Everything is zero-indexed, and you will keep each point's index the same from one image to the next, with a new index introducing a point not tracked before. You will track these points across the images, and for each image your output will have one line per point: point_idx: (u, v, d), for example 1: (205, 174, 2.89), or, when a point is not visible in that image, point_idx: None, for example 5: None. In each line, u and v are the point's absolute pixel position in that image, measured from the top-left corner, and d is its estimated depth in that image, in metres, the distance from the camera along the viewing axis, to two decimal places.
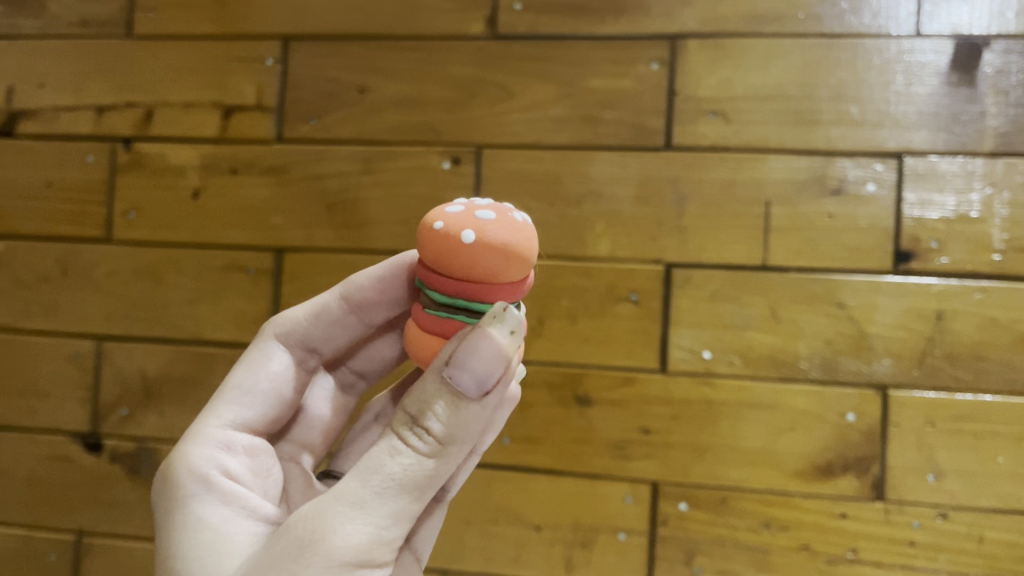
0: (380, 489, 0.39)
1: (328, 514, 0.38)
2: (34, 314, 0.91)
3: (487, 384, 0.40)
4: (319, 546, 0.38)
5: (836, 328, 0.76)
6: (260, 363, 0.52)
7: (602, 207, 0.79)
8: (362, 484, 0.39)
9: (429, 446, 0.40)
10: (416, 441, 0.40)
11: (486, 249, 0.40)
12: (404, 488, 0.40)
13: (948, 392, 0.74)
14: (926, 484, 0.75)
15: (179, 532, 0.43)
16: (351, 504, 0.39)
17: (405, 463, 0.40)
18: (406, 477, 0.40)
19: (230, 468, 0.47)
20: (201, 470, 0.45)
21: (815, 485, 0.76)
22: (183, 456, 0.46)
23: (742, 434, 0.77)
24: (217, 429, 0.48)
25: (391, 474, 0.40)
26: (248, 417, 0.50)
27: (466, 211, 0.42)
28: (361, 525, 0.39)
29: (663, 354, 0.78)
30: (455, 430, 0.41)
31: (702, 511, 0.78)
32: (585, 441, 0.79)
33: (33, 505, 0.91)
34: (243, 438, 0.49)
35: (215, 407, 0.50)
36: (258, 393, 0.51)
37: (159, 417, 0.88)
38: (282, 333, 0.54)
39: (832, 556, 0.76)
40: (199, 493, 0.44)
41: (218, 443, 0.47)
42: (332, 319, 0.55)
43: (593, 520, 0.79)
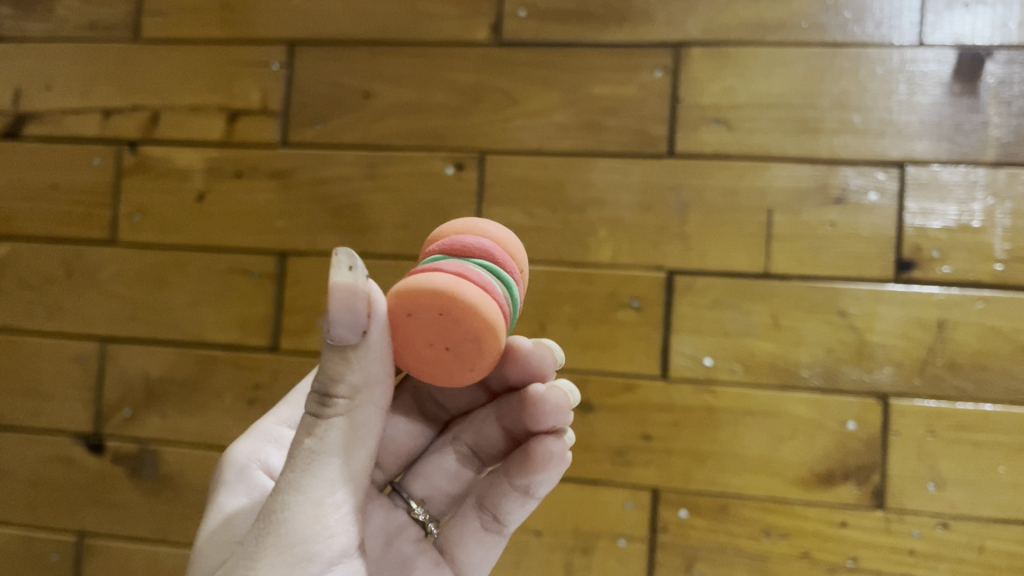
0: (305, 467, 0.42)
1: (270, 508, 0.42)
2: (40, 315, 0.91)
3: (359, 327, 0.41)
4: (270, 538, 0.42)
5: (837, 336, 0.76)
6: None
7: (605, 214, 0.80)
8: (292, 470, 0.43)
9: (335, 406, 0.43)
10: (322, 407, 0.43)
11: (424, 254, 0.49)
12: (329, 453, 0.43)
13: (949, 401, 0.74)
14: (927, 492, 0.74)
15: (206, 516, 0.50)
16: (288, 491, 0.42)
17: (323, 434, 0.43)
18: (324, 445, 0.43)
19: (271, 463, 0.52)
20: (237, 463, 0.52)
21: (816, 493, 0.76)
22: (231, 451, 0.53)
23: (743, 441, 0.77)
24: (272, 425, 0.55)
25: (310, 451, 0.42)
26: None
27: None
28: (305, 505, 0.42)
29: (664, 361, 0.78)
30: (351, 379, 0.42)
31: (702, 518, 0.78)
32: (586, 446, 0.79)
33: (36, 505, 0.91)
34: (295, 436, 0.55)
35: (280, 407, 0.56)
36: None
37: (162, 418, 0.88)
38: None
39: (833, 564, 0.76)
40: (230, 481, 0.51)
41: (270, 439, 0.54)
42: None
43: (594, 526, 0.79)
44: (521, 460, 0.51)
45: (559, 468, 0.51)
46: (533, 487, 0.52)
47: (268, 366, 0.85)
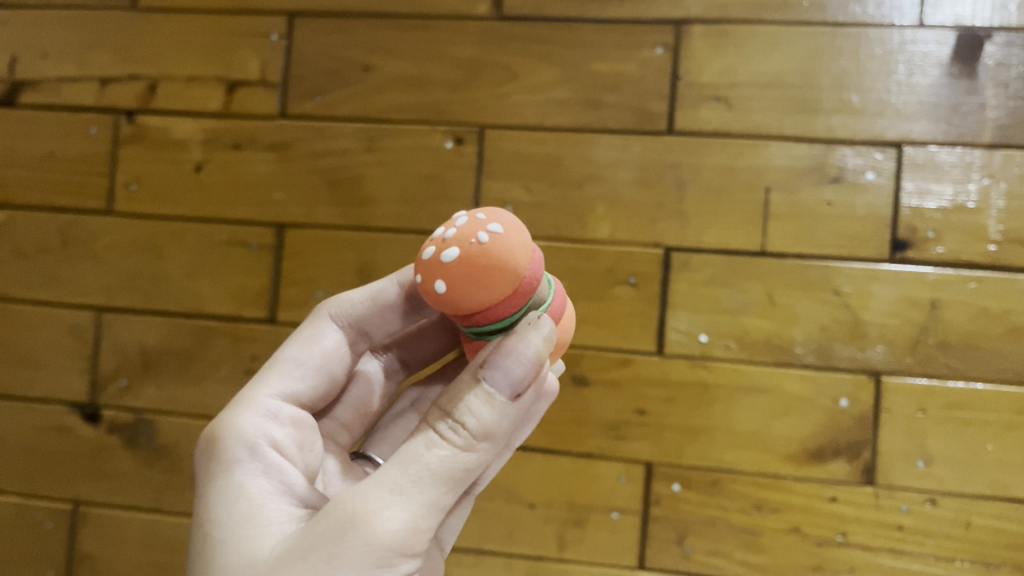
0: (417, 478, 0.41)
1: (367, 498, 0.41)
2: (35, 284, 0.91)
3: (519, 384, 0.43)
4: (360, 529, 0.40)
5: (831, 314, 0.77)
6: (314, 339, 0.56)
7: (603, 190, 0.80)
8: (402, 473, 0.41)
9: (462, 438, 0.43)
10: (448, 433, 0.43)
11: (462, 293, 0.43)
12: (439, 479, 0.42)
13: (940, 379, 0.75)
14: (916, 469, 0.75)
15: (218, 496, 0.45)
16: (389, 490, 0.41)
17: (442, 455, 0.42)
18: (440, 469, 0.42)
19: (275, 439, 0.50)
20: (246, 438, 0.48)
21: (807, 468, 0.77)
22: (234, 423, 0.49)
23: (736, 416, 0.78)
24: (266, 398, 0.52)
25: (427, 465, 0.42)
26: (296, 388, 0.54)
27: (455, 238, 0.44)
28: (401, 512, 0.41)
29: (660, 337, 0.79)
30: (489, 422, 0.43)
31: (695, 492, 0.79)
32: (581, 420, 0.80)
33: (30, 474, 0.92)
34: (288, 409, 0.53)
35: (267, 377, 0.53)
36: (309, 367, 0.55)
37: (158, 388, 0.88)
38: (337, 311, 0.57)
39: (822, 539, 0.77)
40: (243, 460, 0.47)
41: (263, 412, 0.51)
42: (388, 303, 0.58)
43: (587, 499, 0.80)
44: None
45: (546, 405, 0.57)
46: None
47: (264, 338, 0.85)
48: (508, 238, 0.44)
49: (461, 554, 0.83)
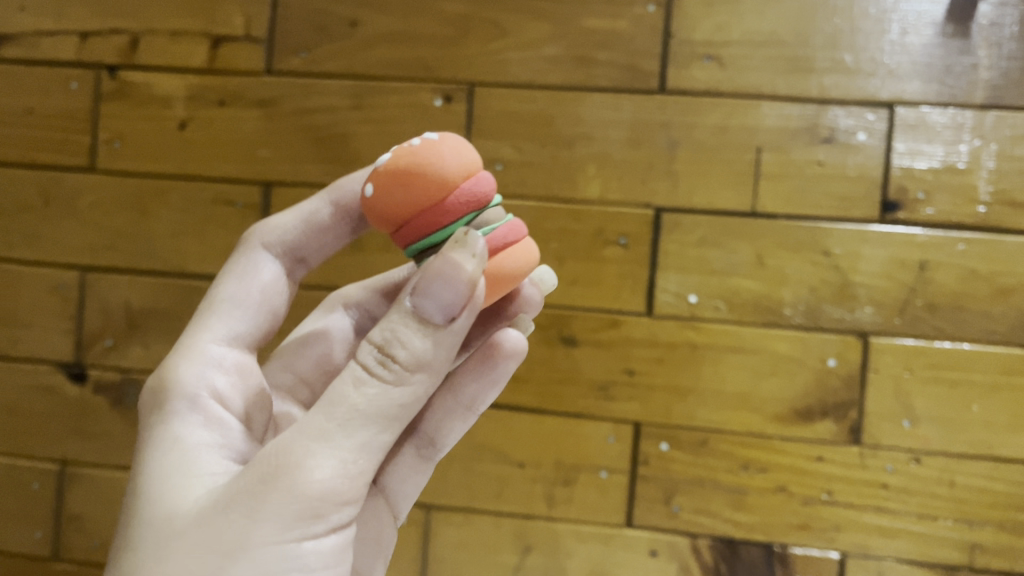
0: (344, 420, 0.41)
1: (290, 446, 0.40)
2: (18, 242, 0.90)
3: (452, 310, 0.42)
4: (281, 480, 0.39)
5: (820, 275, 0.77)
6: (252, 273, 0.56)
7: (593, 150, 0.79)
8: (327, 417, 0.41)
9: (393, 373, 0.42)
10: (378, 369, 0.42)
11: (385, 193, 0.44)
12: (371, 419, 0.41)
13: (927, 340, 0.75)
14: (901, 429, 0.76)
15: (154, 447, 0.46)
16: (314, 437, 0.40)
17: (371, 393, 0.41)
18: (371, 409, 0.41)
19: (218, 388, 0.49)
20: (186, 390, 0.48)
21: (794, 428, 0.77)
22: (174, 372, 0.49)
23: (724, 376, 0.78)
24: (209, 344, 0.51)
25: (355, 406, 0.41)
26: (239, 328, 0.53)
27: (404, 150, 0.46)
28: (327, 459, 0.40)
29: (649, 298, 0.79)
30: (420, 353, 0.42)
31: (682, 452, 0.79)
32: (570, 380, 0.80)
33: (15, 434, 0.91)
34: (231, 355, 0.52)
35: (207, 320, 0.53)
36: (250, 305, 0.55)
37: (144, 347, 0.88)
38: (271, 241, 0.58)
39: (808, 498, 0.77)
40: (183, 411, 0.47)
41: (207, 360, 0.50)
42: (322, 226, 0.59)
43: (575, 458, 0.81)
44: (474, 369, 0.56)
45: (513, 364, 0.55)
46: (477, 399, 0.56)
47: None
48: (440, 143, 0.45)
49: (450, 514, 0.83)
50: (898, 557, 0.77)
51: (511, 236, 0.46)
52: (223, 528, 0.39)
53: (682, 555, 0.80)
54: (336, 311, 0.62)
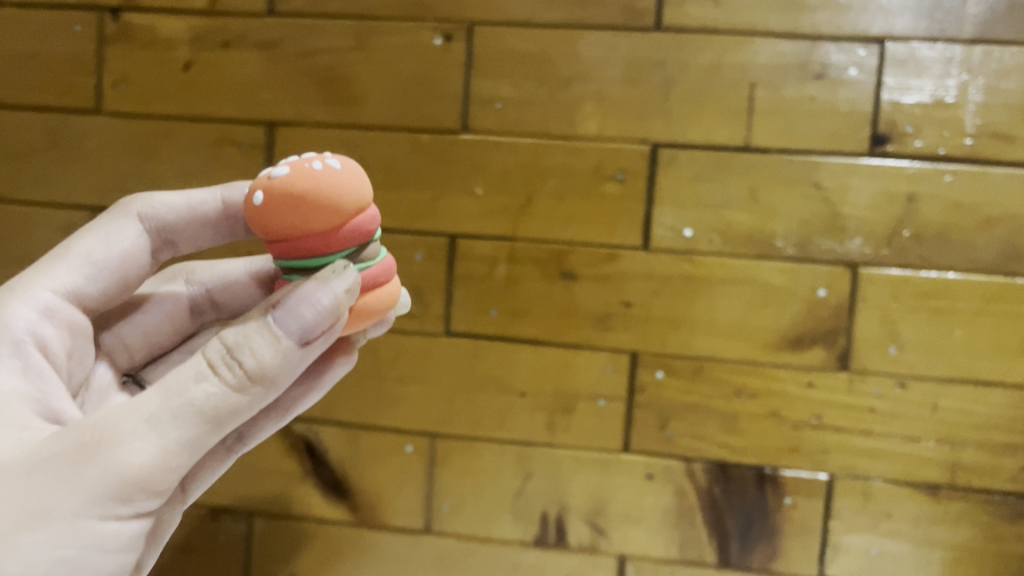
0: (177, 411, 0.44)
1: (117, 425, 0.43)
2: (27, 184, 0.92)
3: (307, 332, 0.46)
4: (100, 455, 0.43)
5: (811, 208, 0.79)
6: (113, 237, 0.58)
7: (590, 88, 0.81)
8: (163, 404, 0.44)
9: (236, 379, 0.45)
10: (223, 370, 0.45)
11: (275, 207, 0.46)
12: (200, 418, 0.44)
13: (914, 270, 0.78)
14: (888, 355, 0.79)
15: None
16: (143, 423, 0.44)
17: (209, 391, 0.45)
18: (201, 408, 0.44)
19: (43, 339, 0.53)
20: (14, 335, 0.52)
21: (785, 355, 0.80)
22: (3, 314, 0.52)
23: (717, 306, 0.81)
24: (47, 294, 0.54)
25: (191, 400, 0.44)
26: (83, 290, 0.56)
27: (296, 164, 0.48)
28: (150, 445, 0.44)
29: (646, 232, 0.81)
30: (267, 368, 0.45)
31: (677, 379, 0.82)
32: (569, 313, 0.83)
33: None
34: (69, 312, 0.56)
35: (56, 269, 0.56)
36: (100, 267, 0.57)
37: None
38: (147, 214, 0.60)
39: (798, 422, 0.81)
40: (4, 356, 0.51)
41: (42, 309, 0.54)
42: (205, 220, 0.62)
43: (575, 387, 0.84)
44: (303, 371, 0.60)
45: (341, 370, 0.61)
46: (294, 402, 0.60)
47: None
48: (339, 174, 0.48)
49: (453, 442, 0.86)
50: (884, 477, 0.80)
51: (382, 276, 0.50)
52: (29, 487, 0.42)
53: (677, 479, 0.83)
54: (179, 283, 0.65)
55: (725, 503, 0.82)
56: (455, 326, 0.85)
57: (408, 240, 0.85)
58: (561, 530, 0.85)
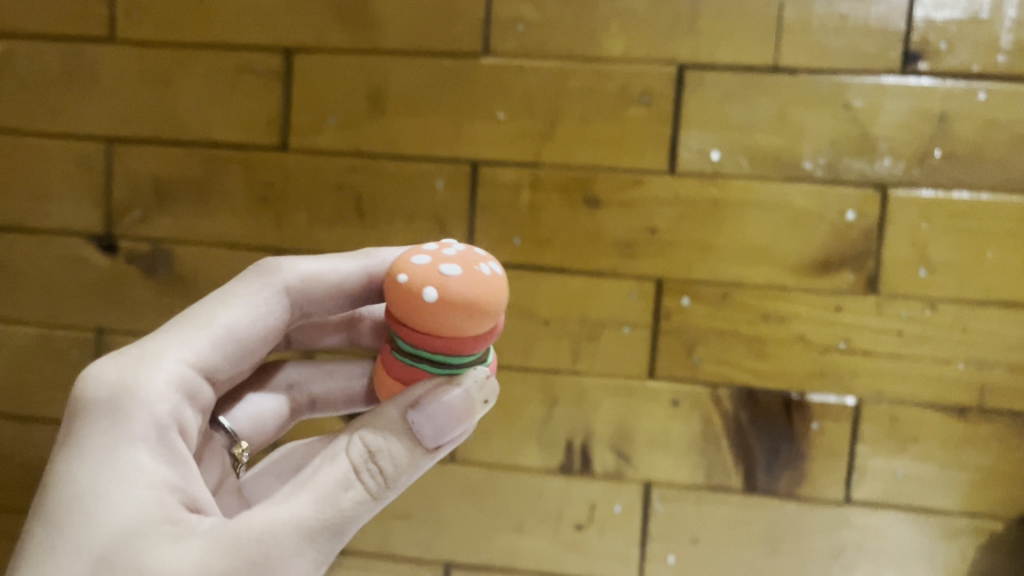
0: (333, 520, 0.47)
1: (285, 541, 0.45)
2: (42, 116, 0.90)
3: (440, 441, 0.52)
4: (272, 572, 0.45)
5: (841, 128, 0.78)
6: (254, 312, 0.58)
7: (615, 7, 0.79)
8: (321, 513, 0.47)
9: (378, 486, 0.50)
10: (368, 477, 0.50)
11: (450, 308, 0.48)
12: (348, 526, 0.48)
13: (945, 191, 0.77)
14: (918, 278, 0.78)
15: (115, 472, 0.47)
16: (306, 534, 0.46)
17: (355, 497, 0.49)
18: (350, 515, 0.48)
19: (185, 422, 0.53)
20: (158, 419, 0.50)
21: (813, 279, 0.80)
22: (152, 392, 0.51)
23: (745, 230, 0.80)
24: (192, 375, 0.54)
25: (344, 507, 0.48)
26: (220, 367, 0.57)
27: (461, 264, 0.51)
28: (310, 557, 0.46)
29: (672, 155, 0.80)
30: (400, 475, 0.51)
31: (704, 305, 0.82)
32: (594, 240, 0.82)
33: (50, 305, 0.92)
34: (206, 391, 0.56)
35: (201, 349, 0.55)
36: (240, 347, 0.58)
37: (173, 217, 0.89)
38: (291, 285, 0.60)
39: (825, 346, 0.80)
40: (152, 441, 0.49)
41: (189, 392, 0.54)
42: (343, 294, 0.63)
43: (600, 315, 0.83)
44: None
45: None
46: None
47: (279, 164, 0.86)
48: (503, 283, 0.51)
49: None
50: (911, 400, 0.80)
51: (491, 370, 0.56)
52: None
53: (703, 405, 0.83)
54: None
55: (751, 429, 0.82)
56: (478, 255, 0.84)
57: (430, 168, 0.84)
58: (587, 457, 0.85)
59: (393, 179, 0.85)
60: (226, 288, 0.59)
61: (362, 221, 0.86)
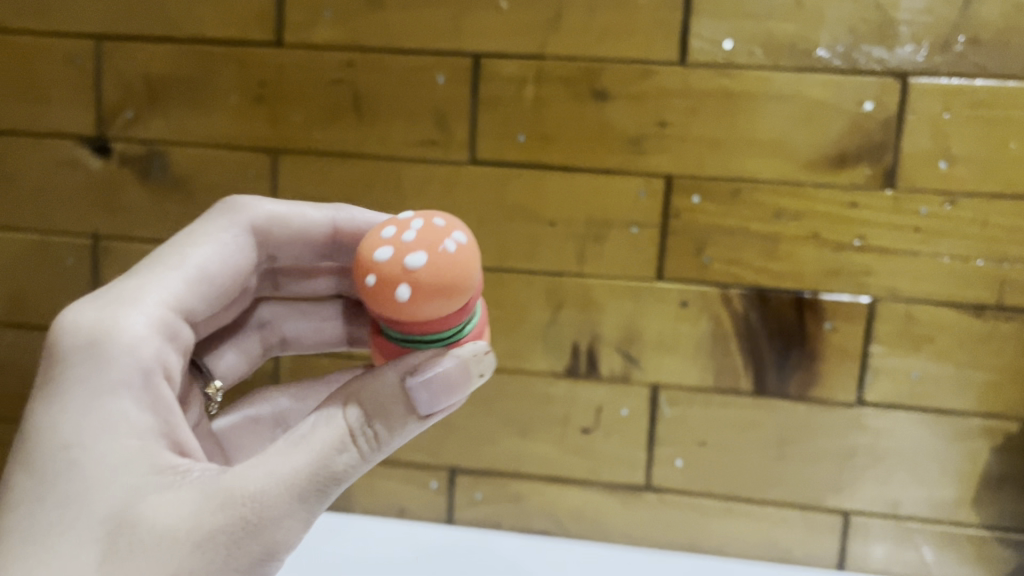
0: (324, 484, 0.47)
1: (277, 505, 0.46)
2: (26, 14, 0.87)
3: (435, 411, 0.51)
4: (262, 535, 0.45)
5: (861, 14, 0.74)
6: (226, 249, 0.60)
7: None
8: (313, 477, 0.47)
9: (369, 449, 0.50)
10: (361, 439, 0.49)
11: (425, 300, 0.46)
12: (336, 490, 0.48)
13: (968, 79, 0.74)
14: (937, 171, 0.75)
15: (97, 421, 0.47)
16: (297, 498, 0.46)
17: (347, 460, 0.48)
18: (341, 480, 0.48)
19: (167, 366, 0.53)
20: (141, 364, 0.50)
21: (828, 174, 0.77)
22: (128, 335, 0.51)
23: (758, 124, 0.77)
24: (168, 314, 0.54)
25: (336, 471, 0.48)
26: (197, 305, 0.58)
27: (422, 243, 0.47)
28: (298, 521, 0.47)
29: (683, 46, 0.77)
30: (392, 440, 0.50)
31: (715, 203, 0.79)
32: (601, 136, 0.79)
33: (44, 211, 0.90)
34: (185, 331, 0.56)
35: (179, 289, 0.56)
36: (215, 282, 0.59)
37: (166, 118, 0.86)
38: (257, 223, 0.63)
39: (840, 244, 0.78)
40: (133, 387, 0.49)
41: (166, 333, 0.54)
42: (310, 239, 0.65)
43: (607, 214, 0.81)
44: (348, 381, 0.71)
45: None
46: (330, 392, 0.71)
47: (274, 61, 0.83)
48: (470, 248, 0.48)
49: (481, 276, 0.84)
50: (927, 299, 0.78)
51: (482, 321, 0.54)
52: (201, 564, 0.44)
53: (713, 306, 0.80)
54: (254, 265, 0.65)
55: (761, 330, 0.80)
56: (481, 154, 0.81)
57: (430, 62, 0.81)
58: (593, 361, 0.83)
59: (393, 75, 0.82)
60: (192, 230, 0.60)
61: (361, 120, 0.83)
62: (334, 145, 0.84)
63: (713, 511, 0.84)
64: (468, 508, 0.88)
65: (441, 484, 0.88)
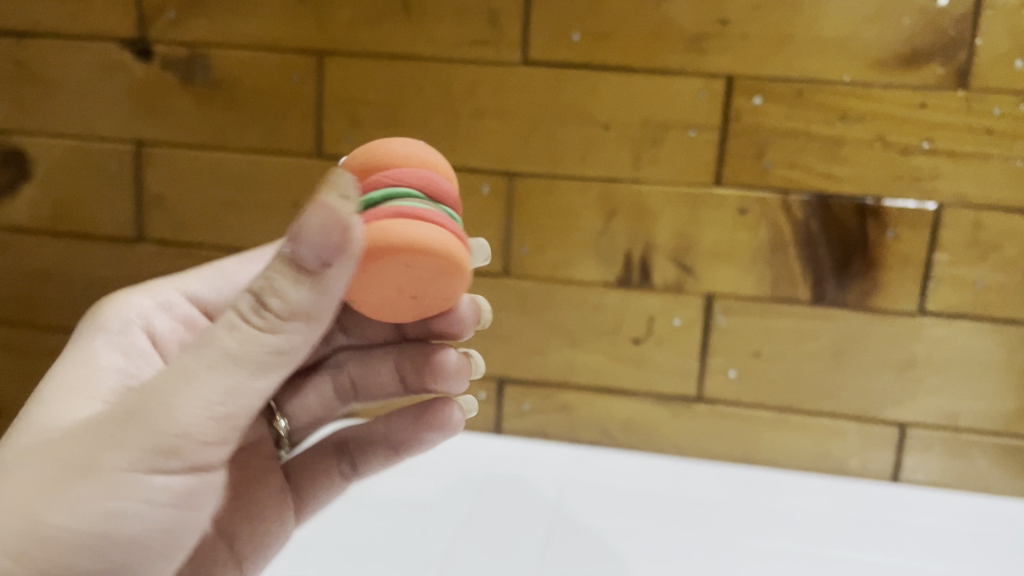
0: (211, 362, 0.40)
1: (158, 392, 0.41)
2: None
3: (323, 258, 0.39)
4: (147, 419, 0.41)
5: None
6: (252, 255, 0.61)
7: None
8: (195, 359, 0.41)
9: (267, 322, 0.41)
10: (252, 316, 0.41)
11: (353, 161, 0.49)
12: (238, 366, 0.41)
13: None
14: (1013, 70, 0.72)
15: (73, 360, 0.52)
16: (177, 381, 0.40)
17: (238, 339, 0.41)
18: (232, 354, 0.41)
19: (155, 330, 0.56)
20: (127, 315, 0.56)
21: (897, 73, 0.74)
22: (124, 300, 0.57)
23: (825, 21, 0.74)
24: (166, 291, 0.58)
25: (222, 350, 0.41)
26: (201, 292, 0.59)
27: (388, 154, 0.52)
28: (195, 405, 0.40)
29: None
30: (296, 305, 0.40)
31: (777, 105, 0.76)
32: (659, 35, 0.76)
33: (85, 117, 0.88)
34: (185, 311, 0.58)
35: (189, 278, 0.59)
36: (229, 280, 0.59)
37: (209, 20, 0.84)
38: None
39: (907, 147, 0.75)
40: (108, 332, 0.54)
41: (162, 304, 0.57)
42: None
43: (663, 117, 0.78)
44: (408, 421, 0.63)
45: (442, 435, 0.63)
46: (400, 440, 0.63)
47: None
48: (417, 147, 0.50)
49: (532, 183, 0.82)
50: (997, 205, 0.75)
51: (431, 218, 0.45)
52: (87, 453, 0.41)
53: (772, 213, 0.78)
54: None
55: (822, 238, 0.78)
56: (534, 54, 0.79)
57: None
58: (646, 270, 0.82)
59: None
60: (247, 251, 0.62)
61: (409, 19, 0.80)
62: (381, 46, 0.81)
63: (765, 422, 0.83)
64: (516, 418, 0.88)
65: (490, 394, 0.88)
